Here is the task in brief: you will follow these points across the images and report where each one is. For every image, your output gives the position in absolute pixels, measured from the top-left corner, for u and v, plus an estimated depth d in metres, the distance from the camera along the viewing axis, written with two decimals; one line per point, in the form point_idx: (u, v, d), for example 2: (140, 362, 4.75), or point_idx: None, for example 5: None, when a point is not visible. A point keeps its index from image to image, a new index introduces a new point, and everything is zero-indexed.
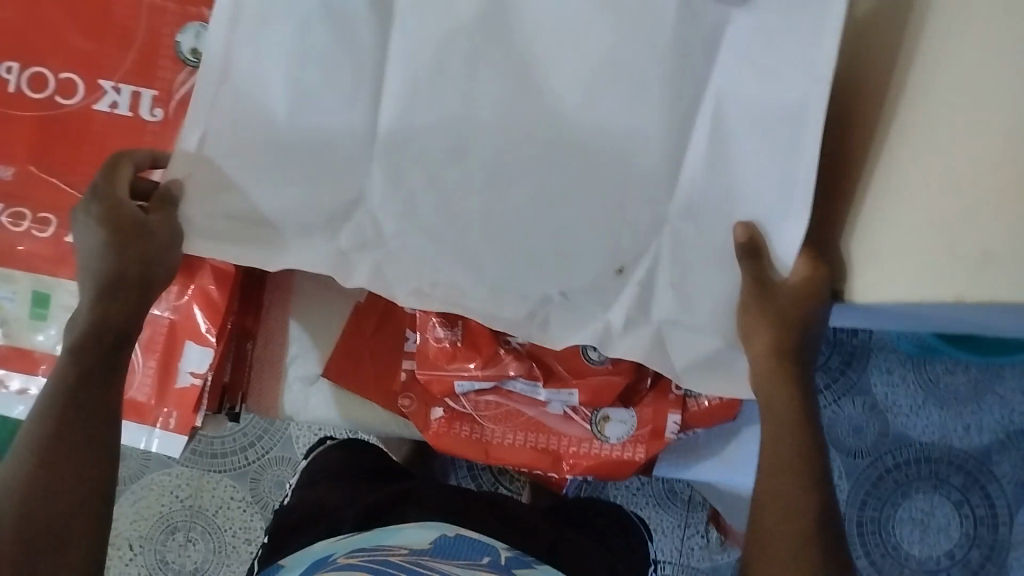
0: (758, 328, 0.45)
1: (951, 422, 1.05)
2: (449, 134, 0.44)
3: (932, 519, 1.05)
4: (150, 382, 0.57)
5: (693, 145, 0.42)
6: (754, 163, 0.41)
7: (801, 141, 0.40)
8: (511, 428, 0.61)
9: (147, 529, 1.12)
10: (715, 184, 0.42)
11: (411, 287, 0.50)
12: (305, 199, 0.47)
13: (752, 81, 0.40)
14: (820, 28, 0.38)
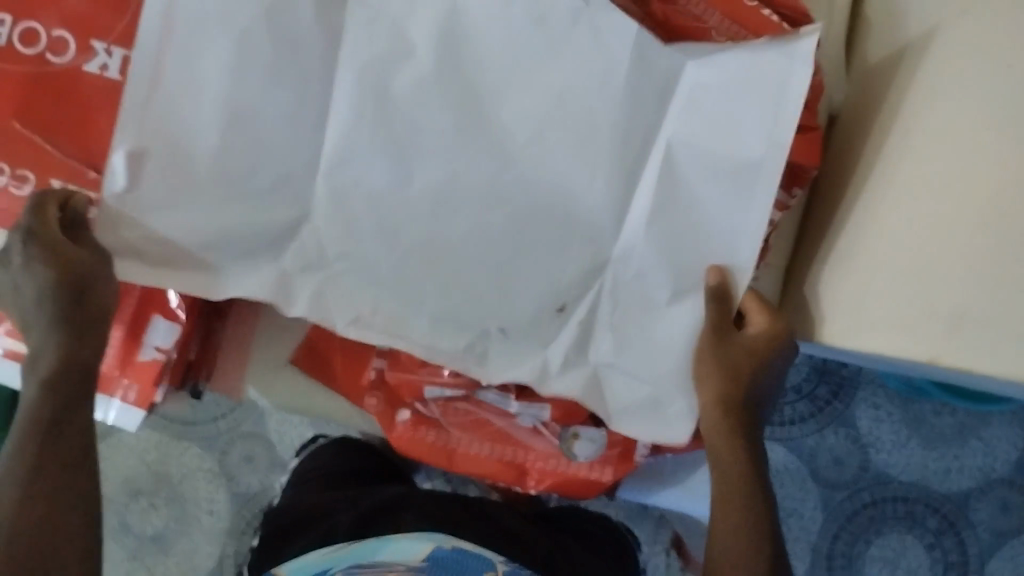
0: (703, 364, 0.53)
1: (934, 464, 1.03)
2: (406, 170, 0.50)
3: (903, 559, 1.04)
4: (114, 355, 0.57)
5: (645, 185, 0.50)
6: (709, 208, 0.50)
7: (755, 188, 0.50)
8: (478, 437, 0.62)
9: (110, 491, 1.10)
10: (658, 233, 0.51)
11: (351, 315, 0.55)
12: (268, 222, 0.52)
13: (700, 134, 0.49)
14: (781, 97, 0.48)
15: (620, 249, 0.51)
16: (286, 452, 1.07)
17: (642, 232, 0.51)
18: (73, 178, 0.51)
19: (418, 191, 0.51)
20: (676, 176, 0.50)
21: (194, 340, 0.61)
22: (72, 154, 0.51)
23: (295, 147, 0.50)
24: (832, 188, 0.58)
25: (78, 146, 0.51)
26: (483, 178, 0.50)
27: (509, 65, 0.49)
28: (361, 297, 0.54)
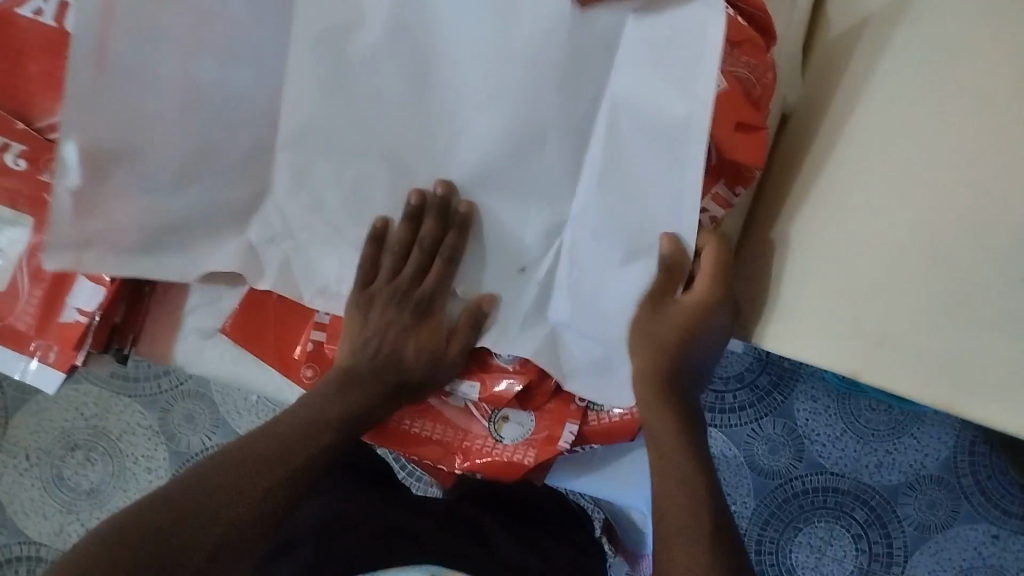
0: (634, 335, 0.53)
1: (865, 457, 1.06)
2: (359, 139, 0.56)
3: (829, 549, 1.06)
4: (33, 312, 0.59)
5: (595, 147, 0.52)
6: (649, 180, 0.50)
7: (689, 159, 0.49)
8: (409, 414, 0.63)
9: (48, 443, 1.09)
10: (609, 193, 0.52)
11: (318, 285, 0.60)
12: (234, 191, 0.59)
13: (641, 98, 0.50)
14: (701, 56, 0.47)
15: (579, 207, 0.53)
16: (228, 413, 1.06)
17: (585, 207, 0.53)
18: (2, 128, 0.57)
19: (374, 161, 0.57)
20: (618, 147, 0.51)
21: (120, 305, 0.62)
22: (1, 103, 0.57)
23: (259, 110, 0.57)
24: (777, 189, 0.58)
25: (5, 96, 0.57)
26: (428, 152, 0.56)
27: (455, 36, 0.52)
28: (324, 269, 0.60)
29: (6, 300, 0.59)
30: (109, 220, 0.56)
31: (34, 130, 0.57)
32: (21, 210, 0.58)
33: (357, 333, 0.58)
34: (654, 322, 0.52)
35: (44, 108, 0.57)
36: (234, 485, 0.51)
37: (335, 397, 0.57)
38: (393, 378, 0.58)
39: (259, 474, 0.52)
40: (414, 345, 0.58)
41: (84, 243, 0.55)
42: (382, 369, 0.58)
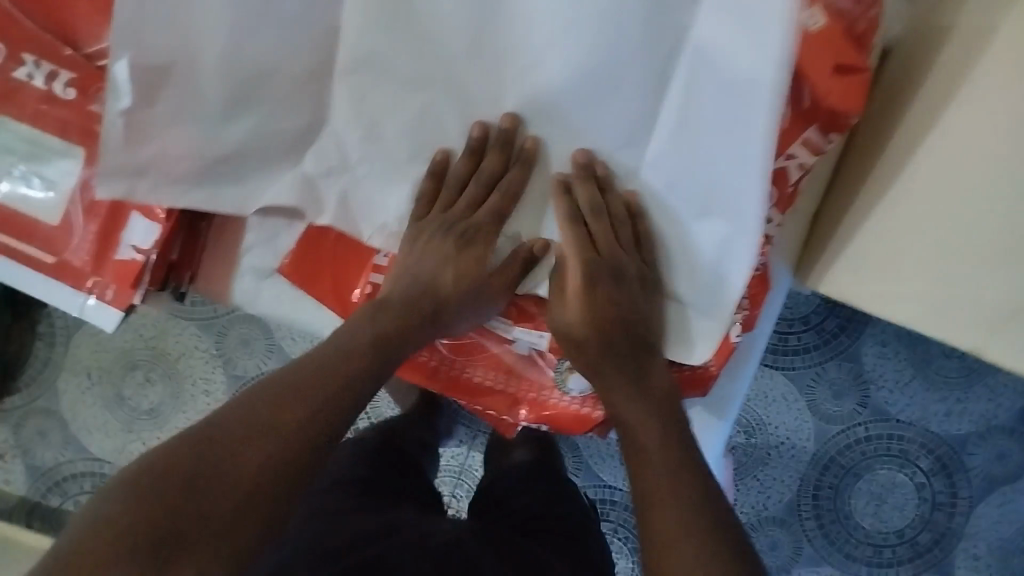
0: (630, 304, 0.54)
1: (934, 405, 1.01)
2: (428, 66, 0.52)
3: (890, 495, 1.02)
4: (88, 250, 0.58)
5: (674, 92, 0.49)
6: (728, 138, 0.48)
7: (751, 135, 0.46)
8: (473, 362, 0.62)
9: (108, 362, 1.10)
10: (686, 143, 0.49)
11: (377, 221, 0.57)
12: (291, 122, 0.55)
13: (715, 50, 0.47)
14: (777, 18, 0.44)
15: (652, 156, 0.51)
16: (284, 341, 1.06)
17: (660, 154, 0.51)
18: (48, 53, 0.55)
19: (441, 90, 0.53)
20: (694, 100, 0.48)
21: (177, 241, 0.60)
22: (46, 29, 0.55)
23: (314, 31, 0.52)
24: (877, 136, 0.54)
25: (52, 22, 0.55)
26: (501, 79, 0.52)
27: None
28: (376, 204, 0.57)
29: (59, 235, 0.58)
30: (164, 147, 0.54)
31: (82, 56, 0.55)
32: (70, 139, 0.56)
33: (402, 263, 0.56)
34: (564, 313, 0.56)
35: (92, 33, 0.55)
36: (243, 456, 0.45)
37: (361, 326, 0.54)
38: (431, 302, 0.56)
39: (271, 433, 0.46)
40: (456, 273, 0.56)
41: (137, 171, 0.54)
42: (421, 296, 0.56)
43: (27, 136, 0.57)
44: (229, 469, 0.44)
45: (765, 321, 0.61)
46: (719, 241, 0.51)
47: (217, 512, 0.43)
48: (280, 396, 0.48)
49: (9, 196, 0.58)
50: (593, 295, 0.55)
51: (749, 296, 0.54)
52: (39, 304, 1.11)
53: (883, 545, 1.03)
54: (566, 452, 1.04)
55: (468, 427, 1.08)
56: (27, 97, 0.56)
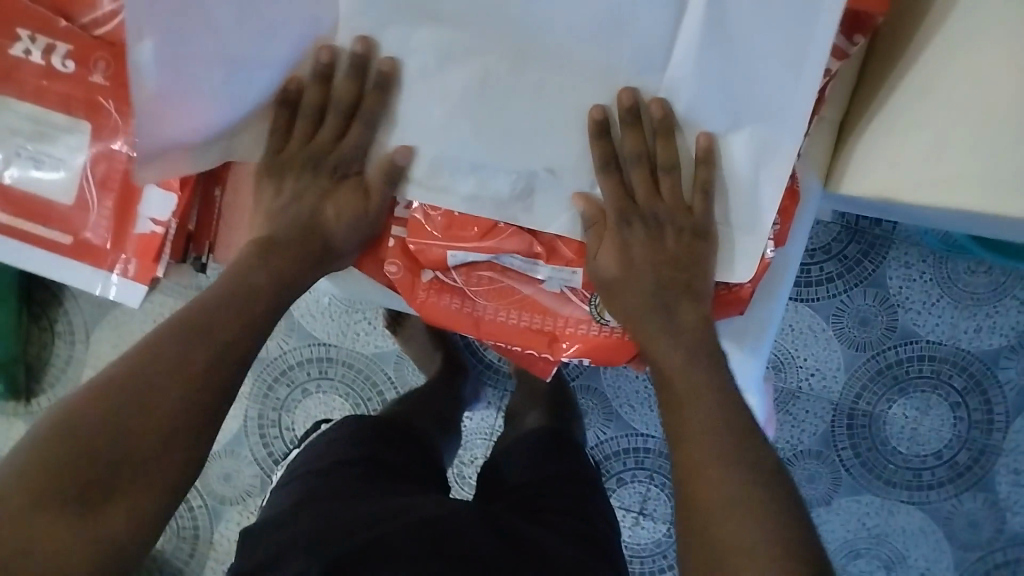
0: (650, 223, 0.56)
1: (964, 323, 0.99)
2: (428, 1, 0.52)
3: (925, 418, 1.01)
4: (107, 226, 0.62)
5: (693, 13, 0.49)
6: (767, 46, 0.49)
7: (805, 54, 0.49)
8: (504, 306, 0.60)
9: (129, 355, 1.10)
10: (714, 62, 0.50)
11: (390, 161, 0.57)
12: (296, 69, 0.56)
13: None
14: None
15: (671, 78, 0.51)
16: (302, 316, 1.07)
17: (681, 75, 0.51)
18: (47, 29, 0.58)
19: (444, 24, 0.52)
20: (725, 14, 0.49)
21: (194, 211, 0.62)
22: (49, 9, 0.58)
23: None
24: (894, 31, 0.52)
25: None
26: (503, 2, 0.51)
27: None
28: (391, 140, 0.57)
29: (75, 214, 0.62)
30: (191, 121, 0.55)
31: (79, 27, 0.58)
32: (75, 114, 0.60)
33: (274, 202, 0.59)
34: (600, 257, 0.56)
35: (84, 3, 0.57)
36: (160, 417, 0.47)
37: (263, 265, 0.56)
38: (320, 240, 0.58)
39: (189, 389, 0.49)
40: (335, 207, 0.58)
41: (166, 147, 0.56)
42: (307, 236, 0.58)
43: (31, 115, 0.60)
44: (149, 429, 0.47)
45: (798, 239, 0.59)
46: (751, 153, 0.52)
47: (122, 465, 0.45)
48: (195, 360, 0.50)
49: (21, 179, 0.62)
50: (626, 244, 0.56)
51: (780, 212, 0.55)
52: (53, 302, 1.11)
53: (921, 469, 1.01)
54: (596, 403, 1.04)
55: (495, 387, 1.08)
56: (27, 74, 0.59)
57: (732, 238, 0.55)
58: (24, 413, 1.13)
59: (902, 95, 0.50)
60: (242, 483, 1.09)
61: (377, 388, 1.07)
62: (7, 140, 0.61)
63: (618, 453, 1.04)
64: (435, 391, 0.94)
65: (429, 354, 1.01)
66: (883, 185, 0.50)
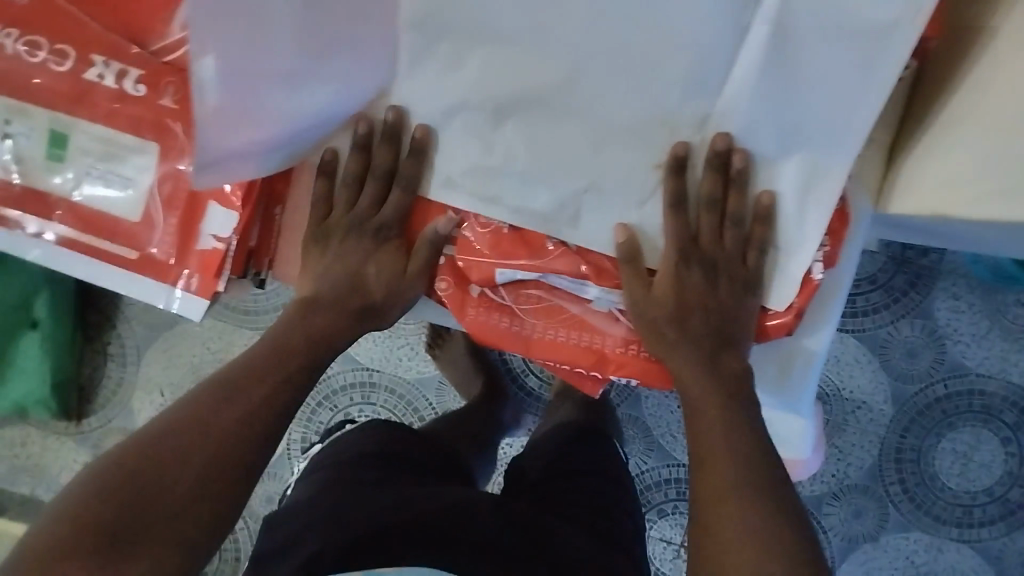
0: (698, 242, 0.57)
1: (1015, 357, 0.97)
2: (476, 27, 0.54)
3: (976, 454, 0.98)
4: (171, 242, 0.64)
5: (754, 43, 0.50)
6: (828, 71, 0.50)
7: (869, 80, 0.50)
8: (553, 324, 0.62)
9: (178, 379, 1.12)
10: (768, 87, 0.51)
11: (443, 175, 0.60)
12: (354, 94, 0.59)
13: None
14: None
15: (725, 103, 0.53)
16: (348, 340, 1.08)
17: (733, 100, 0.53)
18: (118, 55, 0.61)
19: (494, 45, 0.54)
20: (783, 38, 0.50)
21: (255, 228, 0.65)
22: (124, 34, 0.62)
23: None
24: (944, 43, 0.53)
25: (122, 25, 0.62)
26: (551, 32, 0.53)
27: None
28: (450, 157, 0.60)
29: (142, 231, 0.64)
30: (248, 134, 0.56)
31: (149, 53, 0.62)
32: (144, 135, 0.63)
33: (317, 264, 0.63)
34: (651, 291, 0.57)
35: (155, 31, 0.61)
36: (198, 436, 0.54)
37: (297, 322, 0.62)
38: (356, 300, 0.63)
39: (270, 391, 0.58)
40: (375, 268, 0.62)
41: (226, 162, 0.57)
42: (348, 294, 0.63)
43: (102, 136, 0.63)
44: (182, 453, 0.53)
45: (851, 260, 0.59)
46: (799, 179, 0.54)
47: (182, 491, 0.52)
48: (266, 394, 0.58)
49: (87, 198, 0.64)
50: (679, 278, 0.57)
51: (829, 233, 0.56)
52: (106, 324, 1.14)
53: (971, 506, 0.99)
54: (637, 433, 1.04)
55: (534, 414, 1.08)
56: (99, 97, 0.62)
57: (778, 269, 0.57)
58: (76, 433, 1.16)
59: (956, 117, 0.49)
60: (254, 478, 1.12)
61: (417, 413, 1.10)
62: (78, 159, 0.64)
63: (659, 483, 1.03)
64: (473, 413, 0.96)
65: (472, 380, 1.02)
66: (931, 205, 0.49)
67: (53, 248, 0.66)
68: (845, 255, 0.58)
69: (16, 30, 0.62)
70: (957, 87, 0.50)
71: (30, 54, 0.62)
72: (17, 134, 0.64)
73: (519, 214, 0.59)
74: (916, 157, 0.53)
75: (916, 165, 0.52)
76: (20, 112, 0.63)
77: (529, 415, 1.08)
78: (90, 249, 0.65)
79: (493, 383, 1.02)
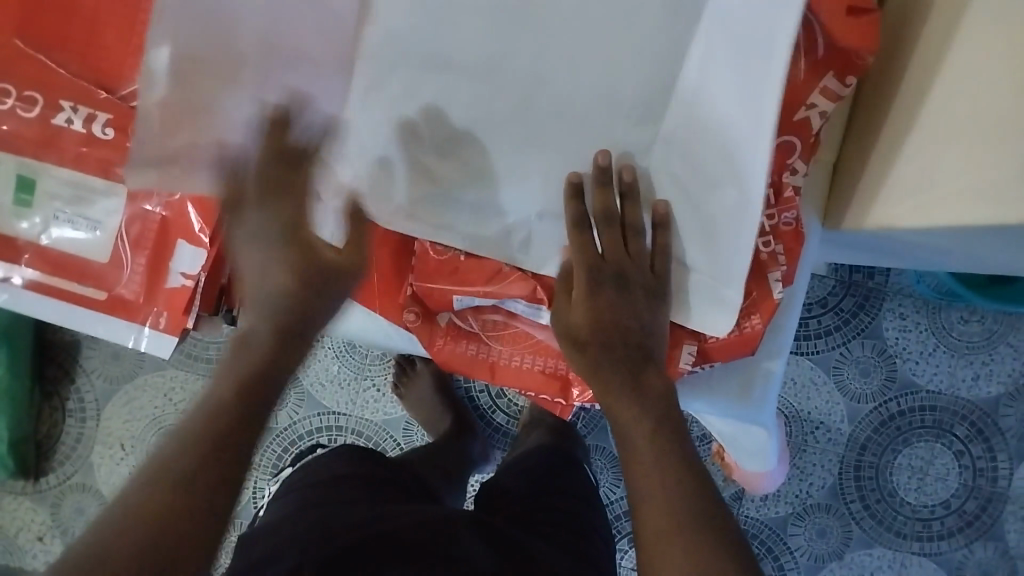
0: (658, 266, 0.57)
1: (961, 371, 1.01)
2: (442, 65, 0.55)
3: (931, 467, 1.02)
4: (140, 282, 0.66)
5: (690, 63, 0.52)
6: (739, 86, 0.50)
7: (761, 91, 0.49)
8: (518, 350, 0.64)
9: (139, 431, 1.11)
10: (705, 111, 0.53)
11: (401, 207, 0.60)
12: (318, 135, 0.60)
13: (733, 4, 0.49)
14: None
15: (673, 125, 0.54)
16: (310, 384, 1.10)
17: (674, 123, 0.54)
18: (86, 100, 0.62)
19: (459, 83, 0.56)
20: (714, 57, 0.51)
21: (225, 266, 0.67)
22: (90, 79, 0.62)
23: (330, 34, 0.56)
24: (891, 64, 0.56)
25: (88, 70, 0.62)
26: (514, 66, 0.54)
27: None
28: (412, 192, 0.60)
29: (109, 272, 0.66)
30: (201, 134, 0.57)
31: (118, 98, 0.62)
32: (113, 178, 0.63)
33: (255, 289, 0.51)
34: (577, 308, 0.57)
35: (124, 76, 0.62)
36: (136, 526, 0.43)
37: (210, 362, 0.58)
38: (289, 324, 0.51)
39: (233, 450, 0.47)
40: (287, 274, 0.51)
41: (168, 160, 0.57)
42: (276, 319, 0.51)
43: (71, 180, 0.64)
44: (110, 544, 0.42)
45: (803, 276, 0.62)
46: (733, 204, 0.53)
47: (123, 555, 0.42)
48: None
49: (56, 241, 0.65)
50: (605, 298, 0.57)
51: (784, 251, 0.58)
52: (66, 377, 1.12)
53: (930, 519, 1.02)
54: (605, 463, 1.05)
55: (503, 450, 1.09)
56: (67, 142, 0.63)
57: (703, 289, 0.57)
58: (33, 493, 1.13)
59: (902, 137, 0.52)
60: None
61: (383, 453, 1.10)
62: (45, 204, 0.64)
63: (628, 513, 1.04)
64: (444, 447, 0.96)
65: (440, 418, 1.03)
66: (882, 217, 0.53)
67: (21, 292, 0.67)
68: (800, 272, 0.60)
69: None
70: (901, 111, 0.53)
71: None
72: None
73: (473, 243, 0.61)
74: (867, 178, 0.56)
75: (868, 184, 0.55)
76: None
77: (497, 449, 1.08)
78: (60, 289, 0.67)
79: (461, 419, 1.03)
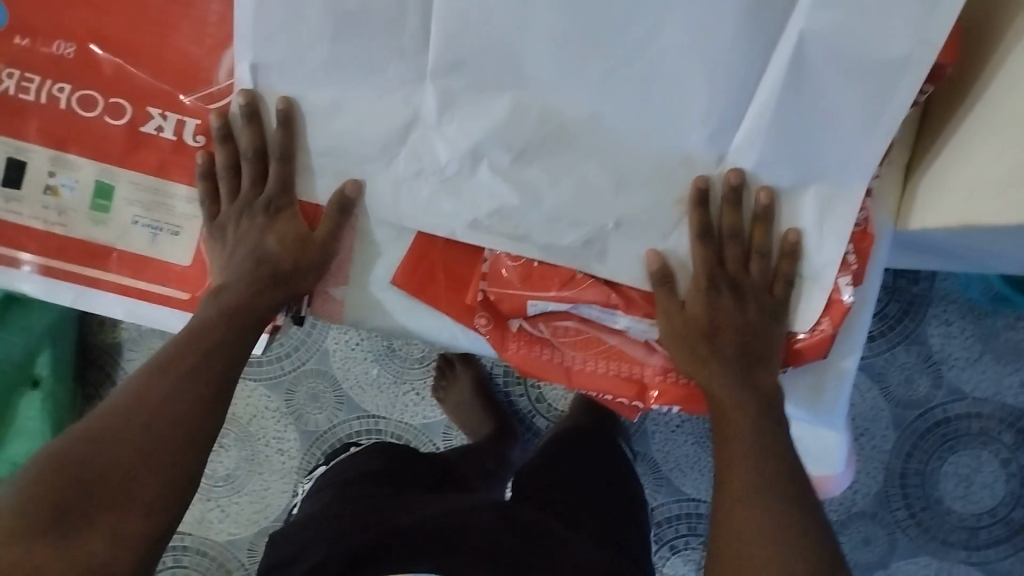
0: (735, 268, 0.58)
1: (1008, 378, 1.00)
2: (510, 71, 0.54)
3: (978, 475, 1.00)
4: None
5: (769, 79, 0.52)
6: (844, 104, 0.52)
7: (874, 111, 0.52)
8: (590, 356, 0.63)
9: None
10: (792, 126, 0.53)
11: (470, 218, 0.60)
12: (379, 137, 0.59)
13: (831, 25, 0.49)
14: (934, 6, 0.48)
15: (741, 140, 0.54)
16: (352, 390, 1.09)
17: (750, 135, 0.54)
18: (173, 106, 0.63)
19: (529, 84, 0.55)
20: (801, 73, 0.51)
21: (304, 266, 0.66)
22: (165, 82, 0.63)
23: (395, 44, 0.55)
24: (971, 65, 0.54)
25: (163, 74, 0.63)
26: (590, 75, 0.54)
27: None
28: (478, 196, 0.59)
29: (191, 272, 0.66)
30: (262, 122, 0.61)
31: (200, 101, 0.63)
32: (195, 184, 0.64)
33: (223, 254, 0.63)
34: (682, 311, 0.59)
35: (201, 79, 0.62)
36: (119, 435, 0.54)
37: (208, 305, 0.61)
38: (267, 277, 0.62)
39: (186, 369, 0.58)
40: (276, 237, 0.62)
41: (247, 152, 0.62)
42: (256, 272, 0.62)
43: (152, 184, 0.64)
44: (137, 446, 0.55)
45: (875, 277, 0.61)
46: (815, 210, 0.56)
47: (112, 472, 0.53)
48: (207, 354, 0.59)
49: (138, 246, 0.65)
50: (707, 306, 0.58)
51: (854, 252, 0.57)
52: (108, 381, 1.12)
53: (976, 528, 1.00)
54: (647, 469, 1.04)
55: None
56: (140, 145, 0.64)
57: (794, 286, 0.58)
58: None
59: (974, 135, 0.52)
60: (251, 522, 1.10)
61: None
62: (124, 210, 0.65)
63: (670, 520, 1.03)
64: (488, 449, 0.96)
65: (481, 422, 1.03)
66: (948, 216, 0.52)
67: (93, 293, 0.67)
68: (870, 272, 0.60)
69: (69, 85, 0.63)
70: (978, 110, 0.52)
71: (84, 111, 0.64)
72: (61, 185, 0.65)
73: (549, 251, 0.60)
74: (934, 178, 0.55)
75: (937, 183, 0.55)
76: (65, 164, 0.64)
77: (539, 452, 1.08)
78: (138, 291, 0.66)
79: (503, 423, 1.03)
